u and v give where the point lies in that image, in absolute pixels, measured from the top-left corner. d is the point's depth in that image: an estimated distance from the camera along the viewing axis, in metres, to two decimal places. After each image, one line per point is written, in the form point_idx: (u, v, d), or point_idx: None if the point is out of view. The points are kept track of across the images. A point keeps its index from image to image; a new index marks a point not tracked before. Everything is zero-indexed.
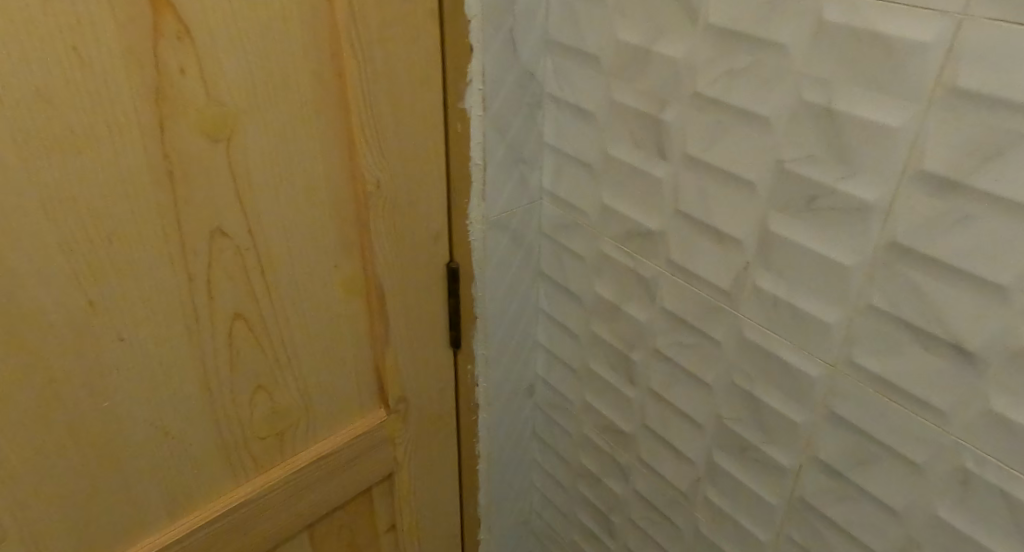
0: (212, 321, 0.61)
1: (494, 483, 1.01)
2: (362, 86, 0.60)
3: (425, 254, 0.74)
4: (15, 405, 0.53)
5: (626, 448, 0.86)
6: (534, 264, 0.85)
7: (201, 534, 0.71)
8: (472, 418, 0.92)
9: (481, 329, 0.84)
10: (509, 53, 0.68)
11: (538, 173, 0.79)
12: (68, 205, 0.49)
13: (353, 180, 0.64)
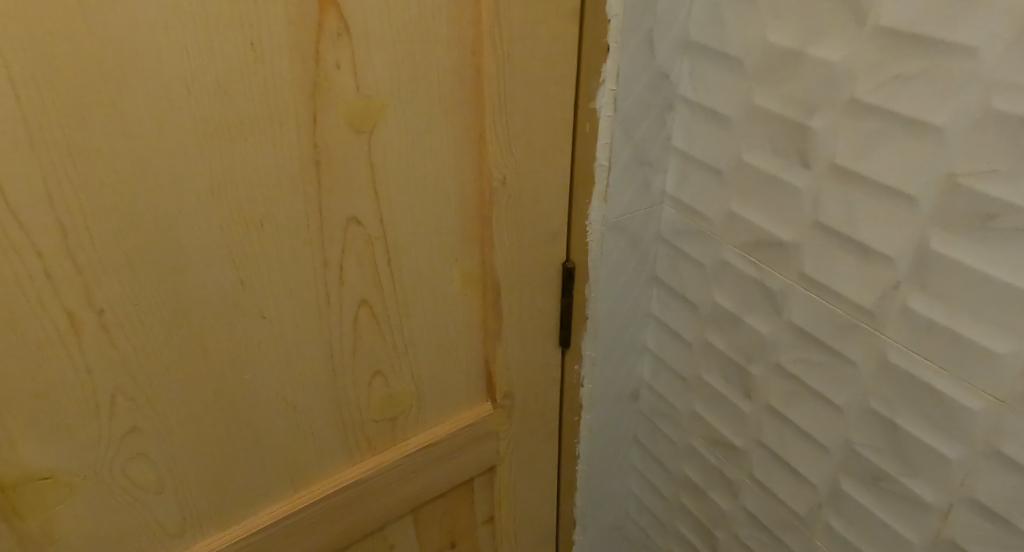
0: (340, 306, 0.65)
1: (592, 485, 1.01)
2: (499, 84, 0.61)
3: (542, 253, 0.75)
4: (171, 369, 0.59)
5: (738, 463, 0.83)
6: (649, 269, 0.84)
7: (317, 508, 0.77)
8: (574, 419, 0.93)
9: (592, 330, 0.85)
10: (645, 53, 0.68)
11: (662, 177, 0.78)
12: (229, 189, 0.53)
13: (480, 176, 0.66)
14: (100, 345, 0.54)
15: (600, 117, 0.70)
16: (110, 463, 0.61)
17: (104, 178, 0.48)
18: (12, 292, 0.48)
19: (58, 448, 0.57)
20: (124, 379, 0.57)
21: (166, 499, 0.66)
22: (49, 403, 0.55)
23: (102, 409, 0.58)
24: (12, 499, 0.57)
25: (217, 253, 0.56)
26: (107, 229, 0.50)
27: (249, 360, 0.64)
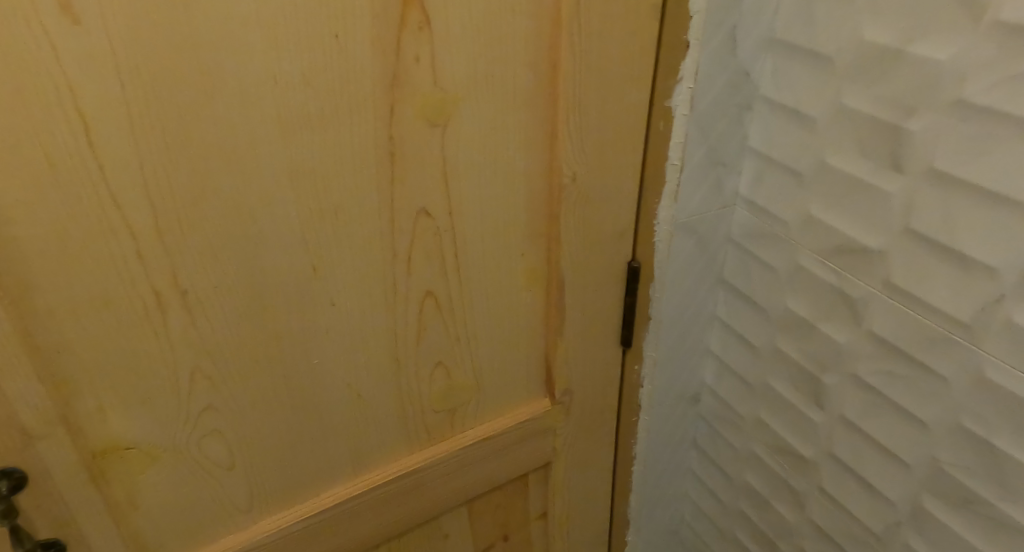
0: (407, 296, 0.67)
1: (647, 487, 1.00)
2: (574, 80, 0.61)
3: (608, 252, 0.75)
4: (246, 350, 0.62)
5: (805, 474, 0.81)
6: (717, 272, 0.83)
7: (376, 494, 0.78)
8: (632, 419, 0.92)
9: (654, 331, 0.84)
10: (727, 50, 0.67)
11: (735, 177, 0.76)
12: (307, 179, 0.55)
13: (550, 172, 0.66)
14: (183, 325, 0.57)
15: (675, 115, 0.69)
16: (187, 438, 0.64)
17: (194, 165, 0.50)
18: (107, 270, 0.51)
19: (140, 420, 0.61)
20: (203, 358, 0.60)
21: (236, 476, 0.69)
22: (136, 377, 0.58)
23: (182, 386, 0.61)
24: (98, 467, 0.61)
25: (293, 240, 0.58)
26: (194, 214, 0.52)
27: (318, 346, 0.66)
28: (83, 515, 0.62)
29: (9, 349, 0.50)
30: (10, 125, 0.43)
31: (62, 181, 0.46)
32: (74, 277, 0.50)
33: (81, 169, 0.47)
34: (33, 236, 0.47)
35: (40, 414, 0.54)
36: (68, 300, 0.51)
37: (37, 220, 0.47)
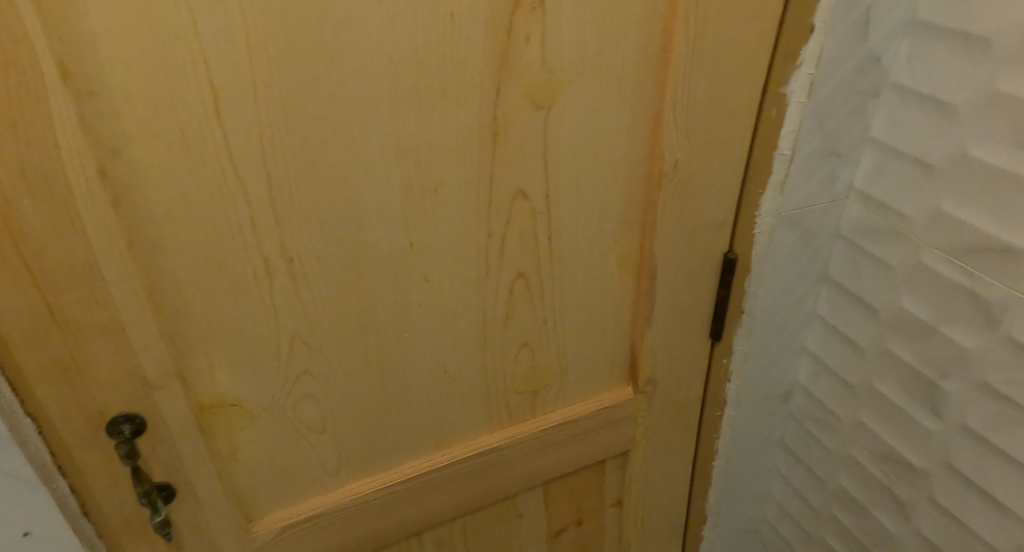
0: (498, 276, 0.68)
1: (729, 484, 0.98)
2: (686, 65, 0.60)
3: (704, 242, 0.73)
4: (343, 320, 0.65)
5: (914, 484, 0.76)
6: (820, 268, 0.80)
7: (456, 468, 0.80)
8: (715, 414, 0.90)
9: (746, 325, 0.81)
10: (858, 35, 0.64)
11: (851, 170, 0.73)
12: (411, 155, 0.56)
13: (652, 158, 0.65)
14: (287, 291, 0.60)
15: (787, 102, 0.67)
16: (284, 400, 0.67)
17: (307, 138, 0.52)
18: (225, 235, 0.54)
19: (245, 379, 0.64)
20: (303, 325, 0.63)
21: (326, 440, 0.73)
22: (243, 338, 0.62)
23: (283, 349, 0.64)
24: (205, 421, 0.65)
25: (393, 215, 0.59)
26: (305, 185, 0.55)
27: (411, 319, 0.68)
28: (190, 463, 0.66)
29: (136, 304, 0.54)
30: (151, 93, 0.46)
31: (192, 148, 0.49)
32: (196, 240, 0.54)
33: (208, 137, 0.49)
34: (162, 199, 0.51)
35: (159, 366, 0.59)
36: (189, 262, 0.55)
37: (167, 184, 0.50)
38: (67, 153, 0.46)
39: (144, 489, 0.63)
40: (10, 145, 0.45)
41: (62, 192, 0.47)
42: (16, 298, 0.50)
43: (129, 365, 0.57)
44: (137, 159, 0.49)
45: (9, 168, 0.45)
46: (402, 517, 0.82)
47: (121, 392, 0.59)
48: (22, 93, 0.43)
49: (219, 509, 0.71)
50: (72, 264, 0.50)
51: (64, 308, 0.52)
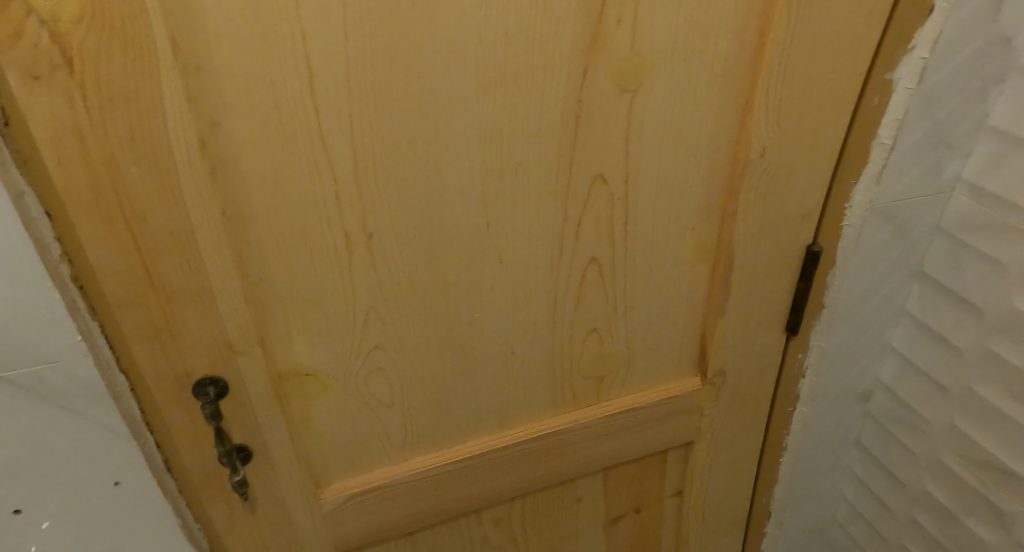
0: (571, 260, 0.67)
1: (798, 482, 0.96)
2: (782, 48, 0.58)
3: (787, 234, 0.71)
4: (417, 297, 0.66)
5: (1014, 492, 0.73)
6: (914, 262, 0.77)
7: (519, 449, 0.81)
8: (787, 410, 0.88)
9: (826, 319, 0.79)
10: (982, 17, 0.62)
11: (959, 162, 0.70)
12: (493, 135, 0.57)
13: (738, 145, 0.64)
14: (365, 267, 0.61)
15: (888, 88, 0.64)
16: (356, 372, 0.69)
17: (394, 117, 0.53)
18: (310, 209, 0.56)
19: (321, 350, 0.66)
20: (378, 300, 0.64)
21: (395, 414, 0.74)
22: (322, 310, 0.63)
23: (358, 323, 0.66)
24: (282, 388, 0.68)
25: (471, 194, 0.60)
26: (388, 162, 0.55)
27: (483, 300, 0.68)
28: (266, 428, 0.69)
29: (226, 271, 0.56)
30: (250, 66, 0.48)
31: (286, 123, 0.51)
32: (284, 212, 0.55)
33: (301, 111, 0.51)
34: (254, 171, 0.52)
35: (242, 333, 0.61)
36: (276, 233, 0.57)
37: (260, 156, 0.52)
38: (172, 122, 0.48)
39: (225, 449, 0.66)
40: (120, 113, 0.47)
41: (164, 160, 0.50)
42: (119, 260, 0.53)
43: (216, 330, 0.60)
44: (233, 131, 0.50)
45: (119, 135, 0.48)
46: (465, 495, 0.83)
47: (207, 355, 0.61)
48: (137, 65, 0.46)
49: (290, 474, 0.73)
50: (169, 230, 0.53)
51: (159, 272, 0.55)
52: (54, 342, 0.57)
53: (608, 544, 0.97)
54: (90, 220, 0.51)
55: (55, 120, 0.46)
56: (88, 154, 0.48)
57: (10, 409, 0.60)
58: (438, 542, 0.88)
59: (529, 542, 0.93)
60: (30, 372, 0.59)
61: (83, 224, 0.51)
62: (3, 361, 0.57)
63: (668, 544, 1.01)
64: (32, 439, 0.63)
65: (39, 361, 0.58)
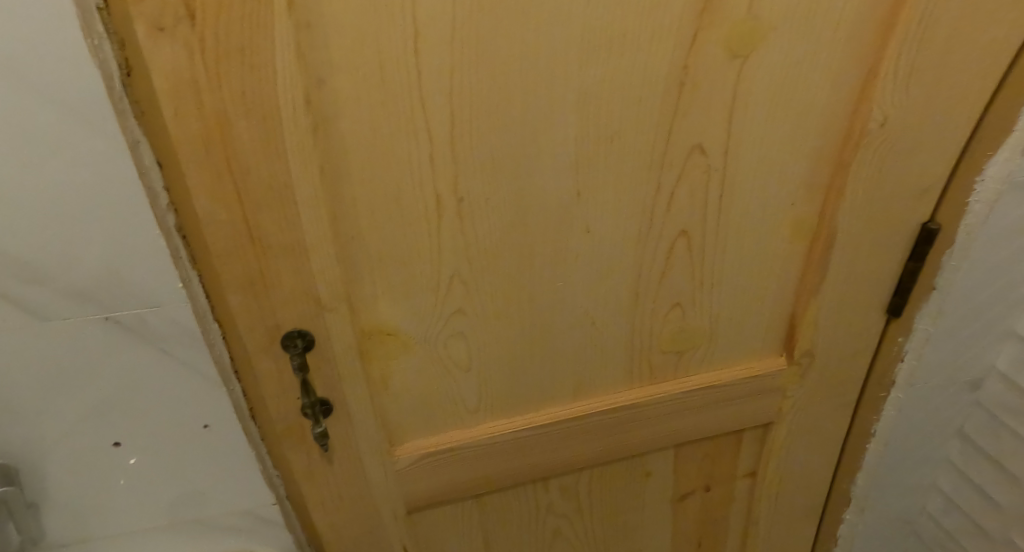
0: (661, 232, 0.66)
1: (886, 469, 0.92)
2: (923, 8, 0.56)
3: (898, 211, 0.68)
4: (500, 264, 0.65)
5: None
6: (1006, 324, 0.79)
7: (592, 420, 0.81)
8: (878, 395, 0.85)
9: (936, 301, 0.76)
10: None
11: None
12: (592, 101, 0.56)
13: (854, 116, 0.62)
14: (453, 230, 0.62)
15: None
16: (437, 335, 0.70)
17: (497, 79, 0.53)
18: (406, 170, 0.57)
19: (403, 311, 0.67)
20: (463, 264, 0.64)
21: (471, 378, 0.75)
22: (409, 272, 0.64)
23: (442, 287, 0.66)
24: (365, 345, 0.69)
25: (565, 160, 0.59)
26: (485, 126, 0.56)
27: (567, 269, 0.67)
28: (347, 385, 0.70)
29: (321, 228, 0.58)
30: (359, 27, 0.49)
31: (388, 82, 0.52)
32: (381, 173, 0.56)
33: (403, 74, 0.52)
34: (355, 130, 0.54)
35: (331, 290, 0.62)
36: (371, 194, 0.57)
37: (361, 115, 0.53)
38: (279, 78, 0.50)
39: (310, 401, 0.68)
40: (235, 67, 0.49)
41: (272, 115, 0.51)
42: (222, 212, 0.55)
43: (307, 286, 0.61)
44: (337, 91, 0.52)
45: (231, 88, 0.49)
46: (534, 462, 0.83)
47: (297, 310, 0.63)
48: (254, 20, 0.47)
49: (368, 431, 0.75)
50: (271, 185, 0.54)
51: (259, 226, 0.56)
52: (158, 286, 0.58)
53: (675, 518, 0.97)
54: (201, 172, 0.53)
55: (173, 71, 0.48)
56: (202, 105, 0.50)
57: (113, 350, 0.62)
58: (505, 507, 0.89)
59: (595, 512, 0.93)
60: (134, 316, 0.60)
61: (192, 175, 0.53)
62: (109, 303, 0.58)
63: (737, 522, 1.00)
64: (131, 381, 0.64)
65: (143, 304, 0.59)
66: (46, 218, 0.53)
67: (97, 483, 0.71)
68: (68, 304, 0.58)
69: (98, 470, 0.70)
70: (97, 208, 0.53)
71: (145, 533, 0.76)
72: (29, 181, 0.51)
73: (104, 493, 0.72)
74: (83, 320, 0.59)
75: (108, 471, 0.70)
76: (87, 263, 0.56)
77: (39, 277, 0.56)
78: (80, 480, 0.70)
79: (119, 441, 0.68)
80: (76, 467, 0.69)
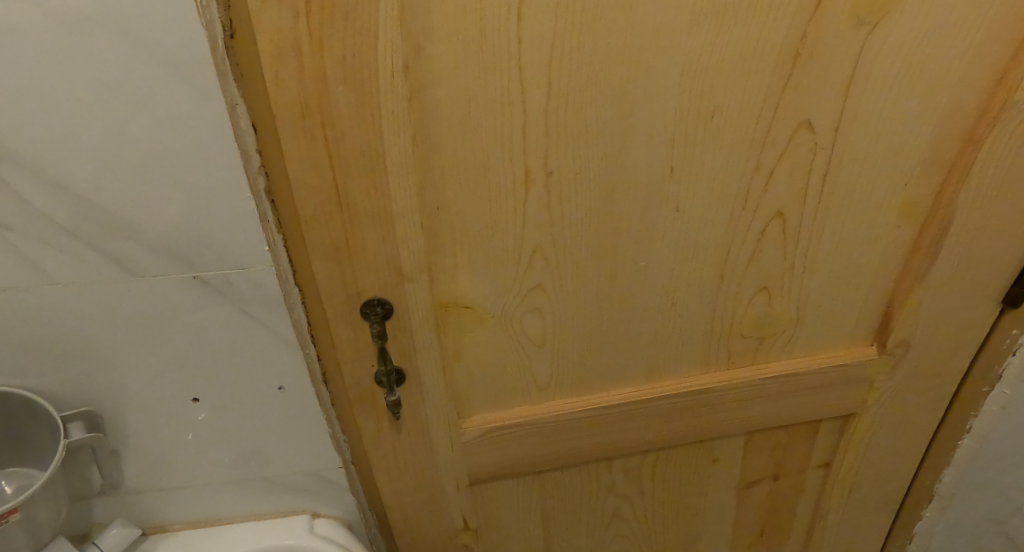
0: (755, 213, 0.63)
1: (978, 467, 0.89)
2: None
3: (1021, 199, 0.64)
4: (584, 240, 0.64)
5: None
6: None
7: (665, 402, 0.79)
8: (979, 389, 0.82)
9: None
10: None
11: None
12: (697, 71, 0.54)
13: (999, 85, 0.58)
14: (539, 206, 0.60)
15: None
16: (513, 310, 0.68)
17: (614, 45, 0.52)
18: (498, 139, 0.56)
19: (482, 285, 0.66)
20: (547, 240, 0.63)
21: (544, 356, 0.73)
22: (490, 246, 0.63)
23: (523, 261, 0.64)
24: (441, 317, 0.68)
25: (662, 134, 0.57)
26: (583, 98, 0.54)
27: (651, 249, 0.65)
28: (421, 356, 0.70)
29: (409, 196, 0.58)
30: None
31: (487, 49, 0.51)
32: (473, 142, 0.56)
33: (504, 42, 0.51)
34: (449, 98, 0.53)
35: (413, 258, 0.62)
36: (461, 163, 0.57)
37: (458, 84, 0.53)
38: (380, 45, 0.50)
39: (385, 368, 0.68)
40: (337, 31, 0.49)
41: (369, 82, 0.51)
42: (314, 177, 0.56)
43: (389, 254, 0.61)
44: (436, 58, 0.51)
45: (332, 53, 0.50)
46: (601, 442, 0.82)
47: (378, 277, 0.63)
48: None
49: (438, 403, 0.75)
50: (362, 151, 0.55)
51: (348, 192, 0.57)
52: (245, 246, 0.58)
53: (738, 506, 0.95)
54: (294, 136, 0.53)
55: (277, 34, 0.49)
56: (302, 70, 0.50)
57: (196, 307, 0.61)
58: (565, 484, 0.89)
59: (657, 495, 0.92)
60: (220, 275, 0.59)
61: (287, 138, 0.54)
62: (196, 261, 0.58)
63: (803, 513, 0.98)
64: (212, 341, 0.64)
65: (229, 264, 0.59)
66: (140, 171, 0.52)
67: (168, 439, 0.71)
68: (155, 259, 0.57)
69: (174, 424, 0.70)
70: (190, 165, 0.52)
71: (214, 487, 0.77)
72: (125, 133, 0.50)
73: (178, 446, 0.72)
74: (169, 278, 0.59)
75: (184, 425, 0.70)
76: (177, 218, 0.55)
77: (128, 230, 0.55)
78: (157, 432, 0.70)
79: (197, 396, 0.68)
80: (154, 420, 0.69)
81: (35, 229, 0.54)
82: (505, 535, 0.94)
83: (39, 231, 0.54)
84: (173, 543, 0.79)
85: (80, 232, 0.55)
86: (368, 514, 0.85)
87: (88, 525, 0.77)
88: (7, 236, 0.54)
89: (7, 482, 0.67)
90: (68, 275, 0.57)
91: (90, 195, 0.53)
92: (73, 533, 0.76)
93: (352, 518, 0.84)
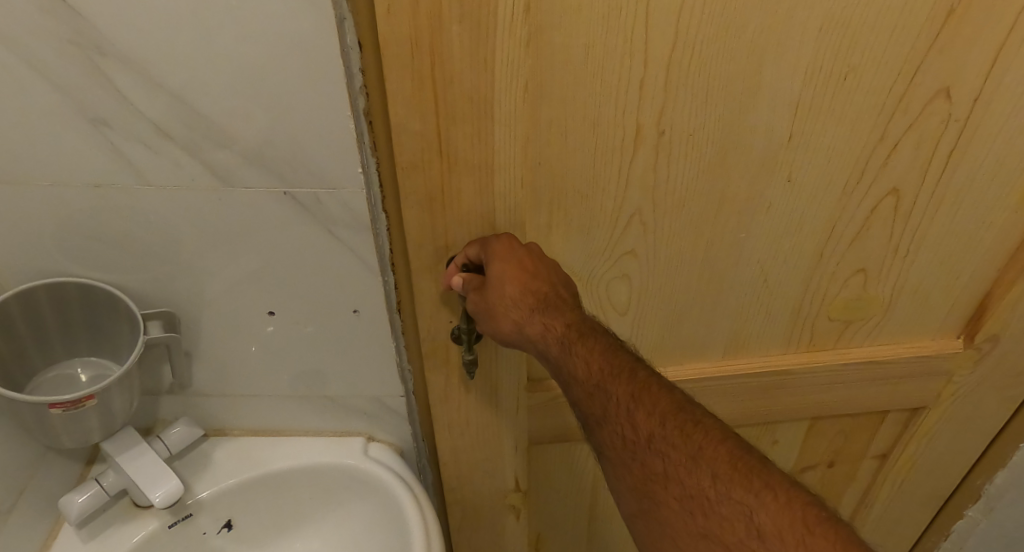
0: (868, 191, 0.62)
1: None
2: None
3: None
4: (686, 207, 0.62)
5: None
6: None
7: (740, 380, 0.77)
8: None
9: None
10: None
11: None
12: (839, 29, 0.52)
13: None
14: (646, 165, 0.59)
15: None
16: (602, 273, 0.67)
17: None
18: (613, 88, 0.54)
19: (575, 245, 0.65)
20: (648, 204, 0.62)
21: (624, 324, 0.72)
22: (587, 204, 0.62)
23: (619, 224, 0.63)
24: None
25: (788, 95, 0.55)
26: (711, 50, 0.52)
27: (754, 221, 0.63)
28: None
29: (513, 149, 0.56)
30: None
31: None
32: (587, 91, 0.54)
33: None
34: (567, 43, 0.52)
35: (508, 214, 0.61)
36: (569, 113, 0.56)
37: (580, 26, 0.51)
38: None
39: (468, 327, 0.69)
40: None
41: (486, 22, 0.49)
42: (416, 123, 0.54)
43: (485, 208, 0.60)
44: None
45: None
46: None
47: (469, 230, 0.62)
48: None
49: (510, 357, 0.76)
50: (470, 99, 0.53)
51: (450, 141, 0.55)
52: (339, 167, 0.57)
53: None
54: (402, 78, 0.51)
55: None
56: (418, 6, 0.48)
57: (280, 223, 0.61)
58: None
59: None
60: (310, 194, 0.59)
61: (394, 79, 0.51)
62: (290, 177, 0.58)
63: (849, 502, 0.97)
64: (293, 257, 0.64)
65: (321, 183, 0.58)
66: (239, 79, 0.52)
67: (233, 345, 0.72)
68: (247, 169, 0.57)
69: (246, 334, 0.71)
70: (291, 76, 0.52)
71: (277, 399, 0.79)
72: (227, 37, 0.50)
73: (247, 356, 0.74)
74: (260, 191, 0.59)
75: (255, 335, 0.72)
76: (271, 130, 0.55)
77: (223, 138, 0.55)
78: (229, 339, 0.72)
79: (272, 310, 0.69)
80: (227, 326, 0.70)
81: (133, 127, 0.55)
82: (550, 485, 0.96)
83: (137, 130, 0.55)
84: (231, 447, 0.82)
85: (177, 136, 0.55)
86: (421, 443, 0.87)
87: (154, 420, 0.81)
88: (105, 132, 0.55)
89: (82, 370, 0.70)
90: (160, 176, 0.58)
91: (187, 97, 0.53)
92: (141, 425, 0.80)
93: (406, 445, 0.85)
